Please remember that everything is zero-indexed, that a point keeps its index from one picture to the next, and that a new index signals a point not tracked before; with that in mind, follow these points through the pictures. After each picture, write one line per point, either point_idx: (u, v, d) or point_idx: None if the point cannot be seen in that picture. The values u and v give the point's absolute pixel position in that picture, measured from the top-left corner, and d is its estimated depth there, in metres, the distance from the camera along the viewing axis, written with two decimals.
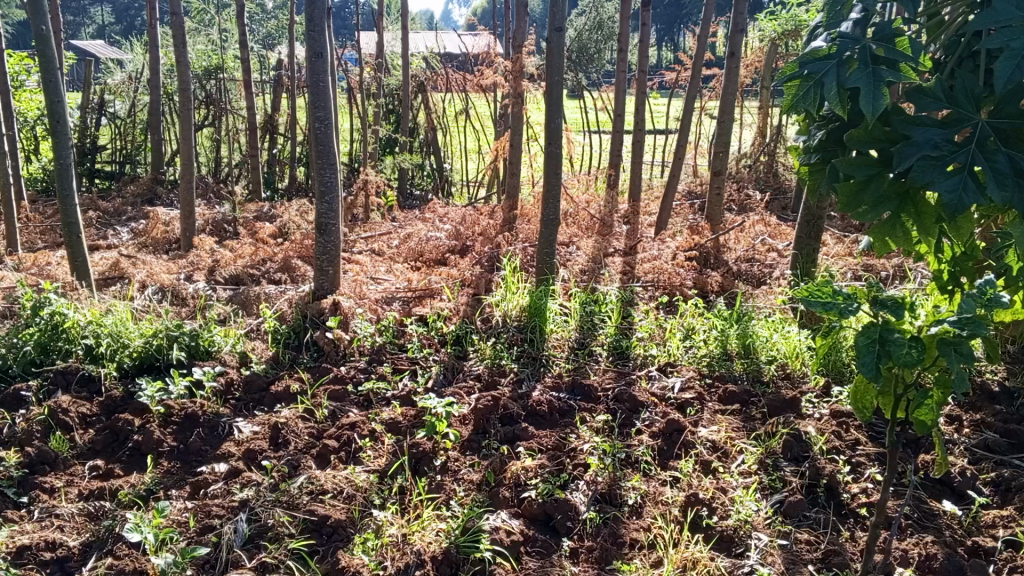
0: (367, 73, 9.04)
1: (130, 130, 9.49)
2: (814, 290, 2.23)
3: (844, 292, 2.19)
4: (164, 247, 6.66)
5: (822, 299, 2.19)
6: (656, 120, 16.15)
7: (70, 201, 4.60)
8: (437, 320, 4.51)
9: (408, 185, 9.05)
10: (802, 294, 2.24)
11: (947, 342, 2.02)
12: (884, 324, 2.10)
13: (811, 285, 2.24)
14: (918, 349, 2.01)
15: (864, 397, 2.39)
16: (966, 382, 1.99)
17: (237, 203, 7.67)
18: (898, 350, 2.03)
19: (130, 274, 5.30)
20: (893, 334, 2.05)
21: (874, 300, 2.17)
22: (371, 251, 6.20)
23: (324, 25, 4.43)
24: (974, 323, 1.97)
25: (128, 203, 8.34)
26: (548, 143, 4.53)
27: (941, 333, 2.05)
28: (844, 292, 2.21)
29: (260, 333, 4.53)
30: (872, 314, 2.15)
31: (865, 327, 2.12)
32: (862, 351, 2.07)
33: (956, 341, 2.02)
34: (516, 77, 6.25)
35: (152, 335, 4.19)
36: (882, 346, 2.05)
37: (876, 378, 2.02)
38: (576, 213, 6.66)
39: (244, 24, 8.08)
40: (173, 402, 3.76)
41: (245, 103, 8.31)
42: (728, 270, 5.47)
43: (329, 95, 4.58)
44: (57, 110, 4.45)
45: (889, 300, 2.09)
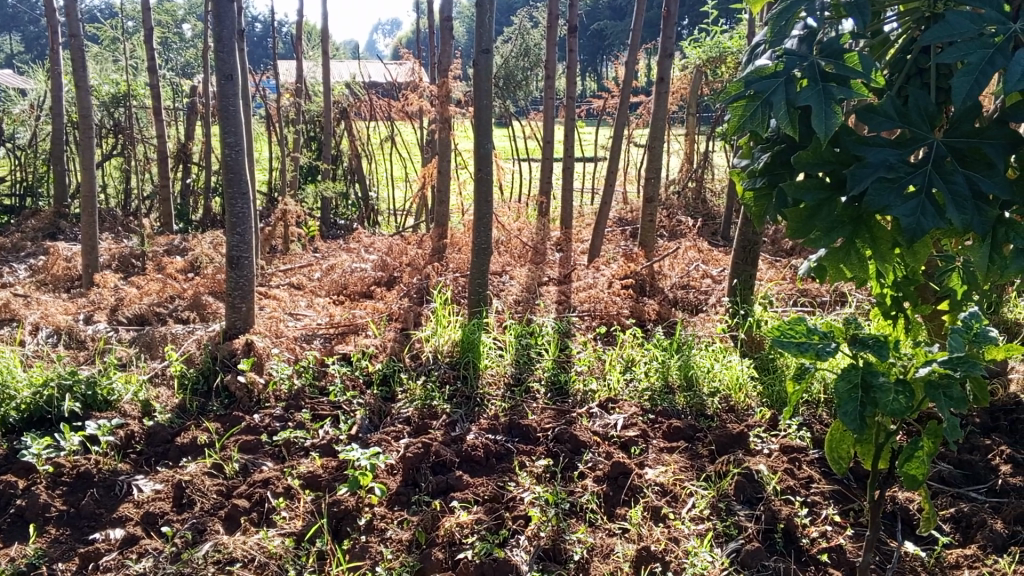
0: (286, 99, 8.69)
1: (29, 161, 8.91)
2: (786, 330, 2.17)
3: (820, 331, 2.15)
4: (66, 284, 6.18)
5: (794, 340, 2.14)
6: (585, 148, 16.17)
7: None
8: (362, 358, 4.22)
9: (333, 215, 8.72)
10: (775, 333, 2.18)
11: (936, 385, 1.93)
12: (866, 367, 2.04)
13: (785, 324, 2.18)
14: (906, 395, 1.95)
15: (841, 446, 2.33)
16: (959, 428, 1.89)
17: (147, 236, 7.23)
18: (883, 397, 1.96)
19: (21, 316, 4.84)
20: (876, 378, 1.99)
21: (851, 340, 2.11)
22: (291, 285, 5.86)
23: (235, 45, 4.13)
24: (966, 363, 1.88)
25: (28, 237, 7.78)
26: (478, 170, 4.27)
27: (931, 375, 1.96)
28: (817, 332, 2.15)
29: (165, 379, 4.17)
30: (851, 354, 2.09)
31: (845, 370, 2.04)
32: (843, 397, 2.00)
33: (946, 384, 1.92)
34: (443, 101, 5.98)
35: (42, 384, 3.79)
36: (864, 392, 1.98)
37: (861, 429, 1.96)
38: (508, 241, 6.46)
39: (153, 47, 7.67)
40: (64, 459, 3.37)
41: (155, 131, 7.87)
42: (666, 298, 5.31)
43: (241, 120, 4.27)
44: None
45: (870, 340, 2.02)
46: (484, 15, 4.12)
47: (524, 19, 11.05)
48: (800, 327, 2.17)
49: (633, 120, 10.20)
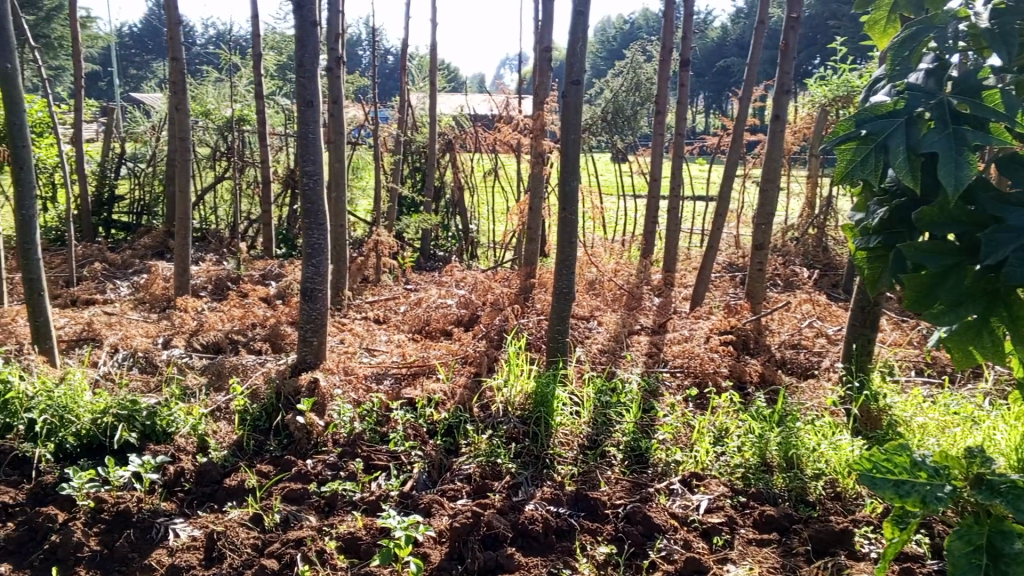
0: (392, 129, 8.66)
1: (148, 180, 9.22)
2: (882, 467, 2.45)
3: (923, 471, 2.44)
4: (162, 304, 6.19)
5: (893, 480, 2.41)
6: (699, 187, 15.62)
7: (32, 260, 4.22)
8: (428, 406, 3.95)
9: (431, 245, 8.59)
10: (874, 467, 2.46)
11: None
12: (986, 527, 2.36)
13: (886, 458, 2.47)
14: None
15: None
16: None
17: (245, 259, 7.29)
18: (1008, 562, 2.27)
19: (103, 336, 4.84)
20: (1000, 541, 2.32)
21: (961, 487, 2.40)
22: (373, 318, 5.70)
23: (316, 73, 4.09)
24: None
25: (139, 255, 7.98)
26: (563, 209, 3.96)
27: None
28: (920, 471, 2.44)
29: (227, 413, 4.01)
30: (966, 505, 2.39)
31: (961, 528, 2.38)
32: (962, 559, 2.32)
33: None
34: (538, 135, 5.73)
35: (102, 411, 3.68)
36: (987, 557, 2.30)
37: None
38: (602, 284, 6.10)
39: (264, 75, 7.80)
40: (106, 494, 3.21)
41: (262, 156, 7.98)
42: (771, 357, 4.80)
43: (321, 149, 4.18)
44: (20, 157, 4.13)
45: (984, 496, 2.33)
46: (577, 43, 3.85)
47: (637, 53, 10.72)
48: (900, 464, 2.46)
49: (750, 160, 9.65)
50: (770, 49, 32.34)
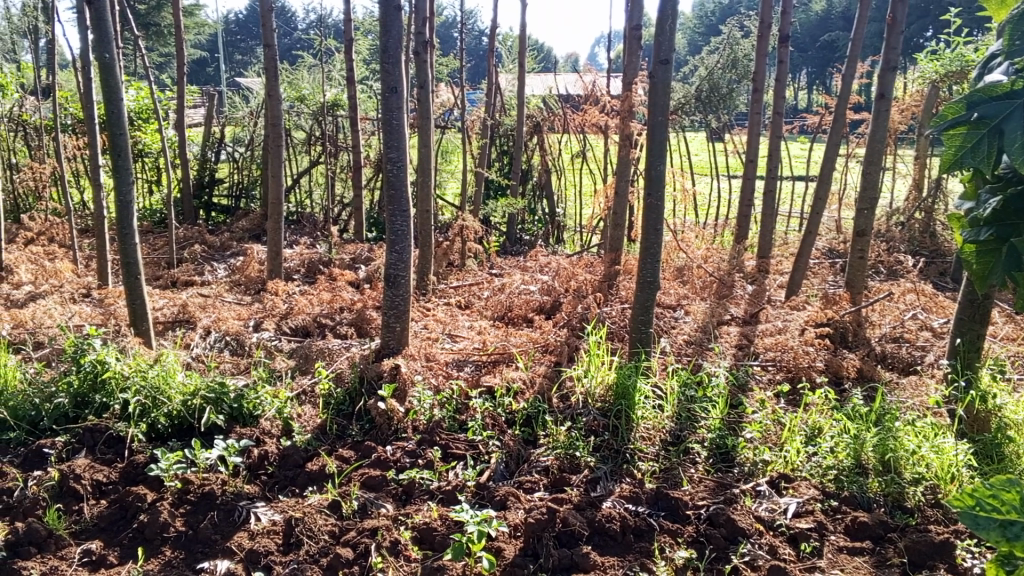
0: (481, 112, 8.63)
1: (246, 165, 9.49)
2: (986, 501, 1.93)
3: None
4: (255, 286, 6.34)
5: (999, 519, 1.90)
6: (799, 167, 15.03)
7: (130, 245, 4.38)
8: (507, 395, 3.90)
9: (518, 229, 8.55)
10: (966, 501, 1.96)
11: None
12: None
13: (987, 488, 1.94)
14: None
15: None
16: None
17: (336, 243, 7.42)
18: None
19: (198, 319, 5.00)
20: None
21: None
22: (457, 304, 5.70)
23: (399, 58, 4.07)
24: None
25: (236, 237, 8.23)
26: (649, 194, 3.82)
27: None
28: None
29: (311, 397, 4.08)
30: None
31: None
32: None
33: None
34: (626, 117, 5.58)
35: (191, 393, 3.79)
36: None
37: None
38: (691, 270, 5.92)
39: (354, 59, 7.88)
40: (192, 476, 3.30)
41: (353, 140, 8.08)
42: (870, 352, 4.54)
43: (404, 134, 4.17)
44: (118, 144, 4.27)
45: None
46: (665, 21, 3.70)
47: (734, 29, 10.32)
48: (1008, 498, 1.92)
49: (853, 139, 9.18)
50: (879, 21, 30.77)
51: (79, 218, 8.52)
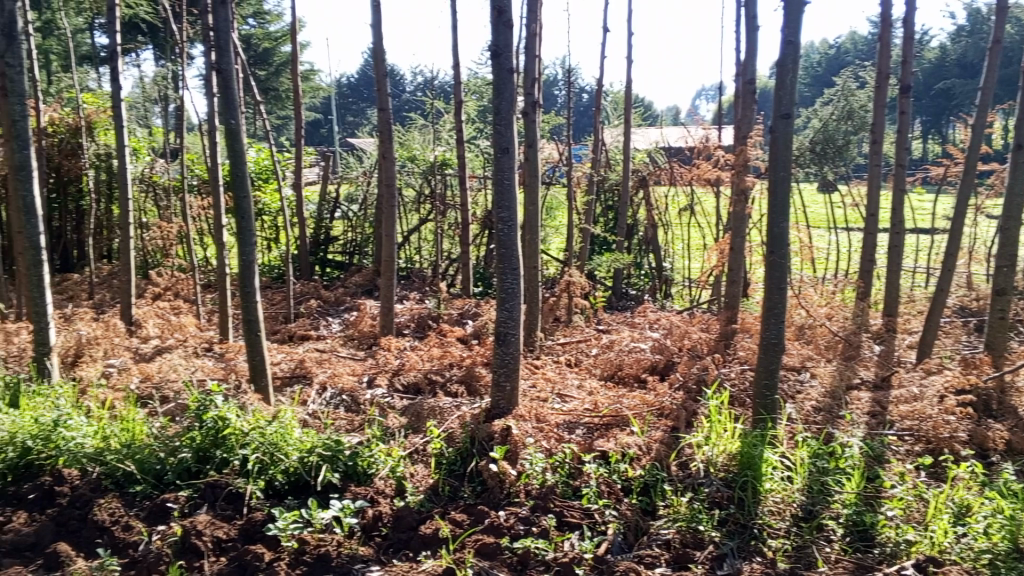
0: (586, 167, 8.63)
1: (359, 223, 9.76)
2: None
3: None
4: (369, 340, 6.45)
5: None
6: (923, 219, 14.31)
7: (253, 303, 4.53)
8: (621, 461, 3.75)
9: (625, 284, 8.46)
10: None
11: None
12: None
13: None
14: None
15: None
16: None
17: (446, 298, 7.51)
18: None
19: (313, 374, 5.14)
20: None
21: None
22: (567, 362, 5.62)
23: (512, 119, 4.10)
24: None
25: (348, 293, 8.41)
26: (771, 252, 3.67)
27: None
28: None
29: (423, 456, 4.10)
30: None
31: None
32: None
33: None
34: (739, 172, 5.44)
35: (308, 450, 3.87)
36: None
37: None
38: (814, 328, 5.65)
39: (462, 120, 8.03)
40: (309, 536, 3.34)
41: (461, 197, 8.20)
42: (1019, 423, 4.19)
43: (517, 193, 4.15)
44: (242, 207, 4.42)
45: None
46: (785, 76, 3.58)
47: (848, 79, 10.00)
48: None
49: (983, 191, 8.67)
50: (1002, 67, 29.38)
51: (204, 274, 8.96)
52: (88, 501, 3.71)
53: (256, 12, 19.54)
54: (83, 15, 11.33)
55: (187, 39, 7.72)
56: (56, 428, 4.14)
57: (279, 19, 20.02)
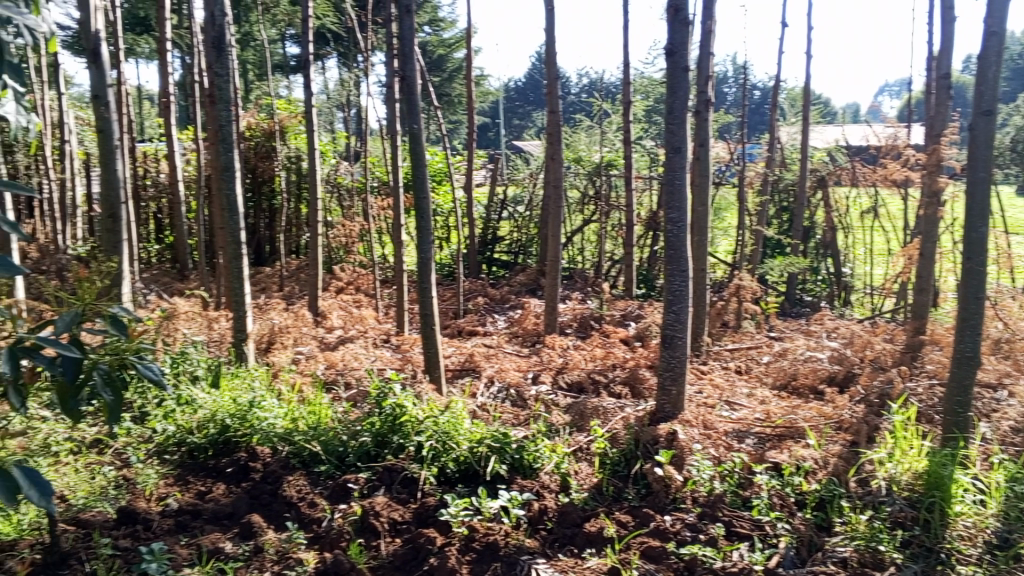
0: (759, 168, 8.37)
1: (525, 223, 9.95)
2: None
3: None
4: (533, 338, 6.59)
5: None
6: None
7: (427, 298, 4.74)
8: (795, 474, 3.70)
9: (797, 290, 8.15)
10: None
11: None
12: None
13: None
14: None
15: None
16: None
17: (610, 299, 7.52)
18: None
19: (481, 368, 5.47)
20: None
21: None
22: (735, 369, 5.51)
23: (685, 118, 4.08)
24: None
25: (514, 291, 8.58)
26: (969, 258, 3.43)
27: None
28: None
29: (588, 455, 4.15)
30: None
31: None
32: None
33: None
34: (931, 173, 5.11)
35: (477, 441, 4.07)
36: None
37: None
38: (1013, 342, 5.22)
39: (631, 121, 8.00)
40: (478, 524, 3.51)
41: (627, 199, 8.18)
42: None
43: (687, 194, 4.12)
44: (421, 206, 4.65)
45: None
46: (986, 70, 3.37)
47: None
48: None
49: None
50: None
51: (380, 270, 9.45)
52: (278, 477, 4.01)
53: (431, 19, 20.24)
54: (278, 27, 12.21)
55: (370, 47, 8.15)
56: (251, 408, 4.53)
57: (453, 27, 20.69)
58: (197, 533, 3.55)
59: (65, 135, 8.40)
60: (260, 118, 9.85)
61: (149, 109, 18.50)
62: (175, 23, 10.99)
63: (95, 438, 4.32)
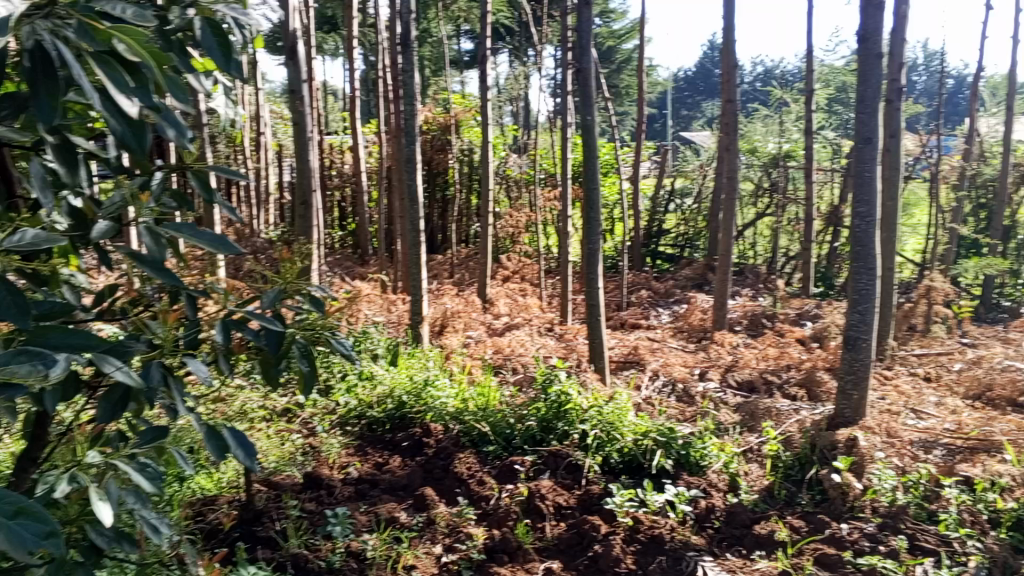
0: (953, 162, 7.82)
1: (694, 216, 9.78)
2: None
3: None
4: (699, 333, 6.51)
5: None
6: None
7: (594, 289, 4.79)
8: (990, 490, 3.49)
9: (994, 294, 7.55)
10: None
11: None
12: None
13: None
14: None
15: None
16: None
17: (782, 296, 7.31)
18: None
19: (646, 361, 5.45)
20: None
21: None
22: (921, 375, 5.21)
23: (877, 107, 3.89)
24: None
25: (681, 285, 8.46)
26: None
27: None
28: None
29: (758, 456, 4.13)
30: None
31: None
32: None
33: None
34: None
35: (643, 433, 4.09)
36: None
37: None
38: None
39: (812, 111, 7.68)
40: (643, 516, 3.51)
41: (805, 193, 7.87)
42: None
43: (877, 188, 3.93)
44: (591, 196, 4.71)
45: None
46: None
47: None
48: None
49: None
50: None
51: (545, 260, 9.61)
52: (450, 454, 4.19)
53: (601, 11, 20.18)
54: (455, 23, 12.61)
55: (545, 40, 8.27)
56: (425, 387, 4.75)
57: (624, 18, 20.51)
58: (375, 501, 3.77)
59: (263, 128, 9.09)
60: (437, 112, 10.25)
61: (333, 103, 19.60)
62: (361, 22, 11.61)
63: (286, 407, 4.69)
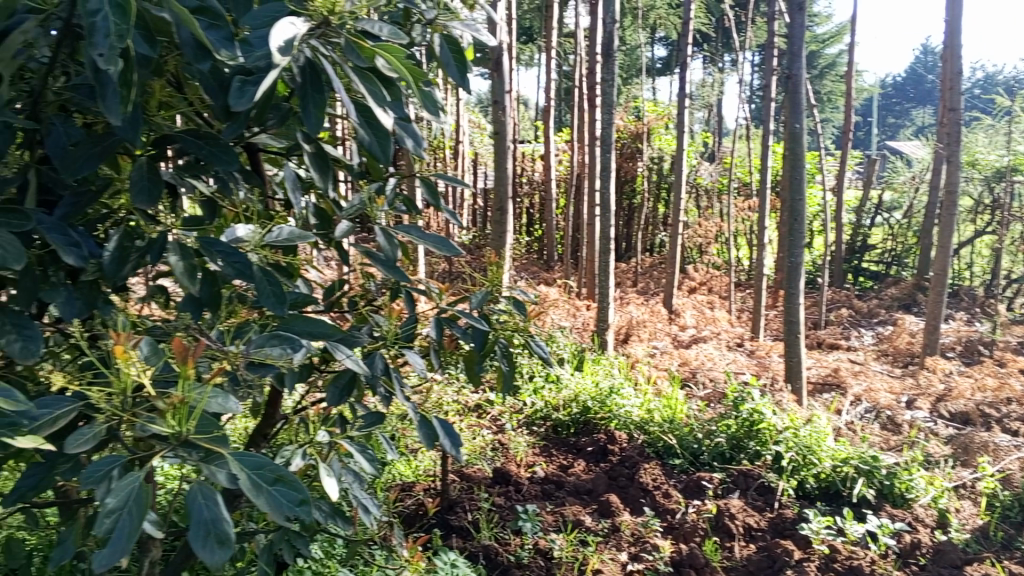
0: None
1: (902, 232, 9.22)
2: None
3: None
4: (906, 357, 6.17)
5: None
6: None
7: (794, 307, 4.63)
8: None
9: None
10: None
11: None
12: None
13: None
14: None
15: None
16: None
17: (1001, 321, 6.75)
18: None
19: (846, 385, 5.22)
20: None
21: None
22: None
23: None
24: None
25: (885, 305, 7.98)
26: None
27: None
28: None
29: (973, 493, 3.92)
30: None
31: None
32: None
33: None
34: None
35: (842, 460, 3.93)
36: None
37: None
38: None
39: None
40: (841, 546, 3.37)
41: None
42: None
43: None
44: (795, 210, 4.56)
45: None
46: None
47: None
48: None
49: None
50: None
51: (736, 273, 9.41)
52: (635, 463, 4.17)
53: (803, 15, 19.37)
54: (650, 30, 12.57)
55: (747, 47, 8.09)
56: (611, 394, 4.80)
57: (828, 22, 19.55)
58: (561, 502, 3.84)
59: (462, 136, 9.51)
60: (629, 120, 10.28)
61: (525, 112, 20.05)
62: (558, 32, 11.85)
63: (477, 404, 4.95)
